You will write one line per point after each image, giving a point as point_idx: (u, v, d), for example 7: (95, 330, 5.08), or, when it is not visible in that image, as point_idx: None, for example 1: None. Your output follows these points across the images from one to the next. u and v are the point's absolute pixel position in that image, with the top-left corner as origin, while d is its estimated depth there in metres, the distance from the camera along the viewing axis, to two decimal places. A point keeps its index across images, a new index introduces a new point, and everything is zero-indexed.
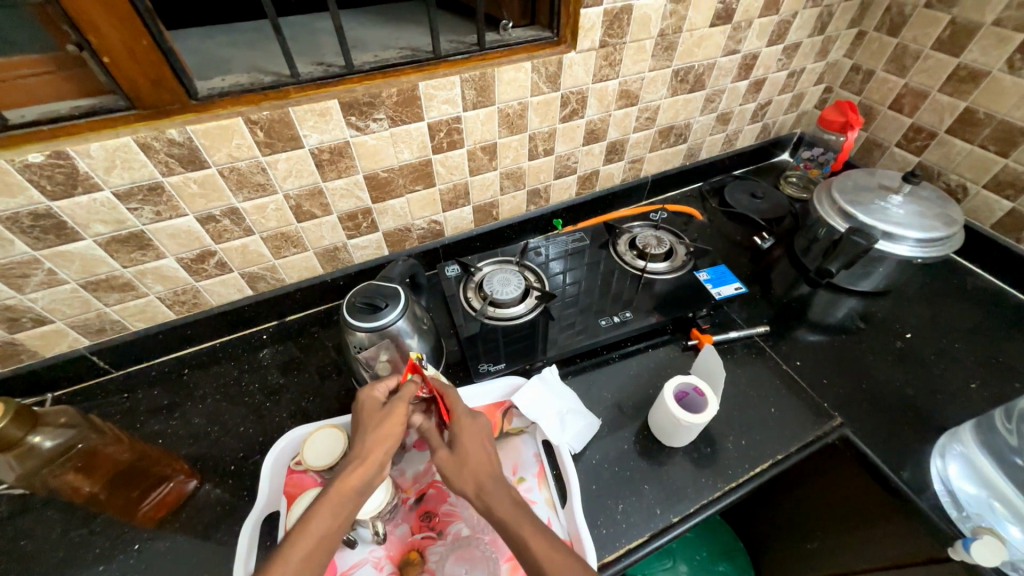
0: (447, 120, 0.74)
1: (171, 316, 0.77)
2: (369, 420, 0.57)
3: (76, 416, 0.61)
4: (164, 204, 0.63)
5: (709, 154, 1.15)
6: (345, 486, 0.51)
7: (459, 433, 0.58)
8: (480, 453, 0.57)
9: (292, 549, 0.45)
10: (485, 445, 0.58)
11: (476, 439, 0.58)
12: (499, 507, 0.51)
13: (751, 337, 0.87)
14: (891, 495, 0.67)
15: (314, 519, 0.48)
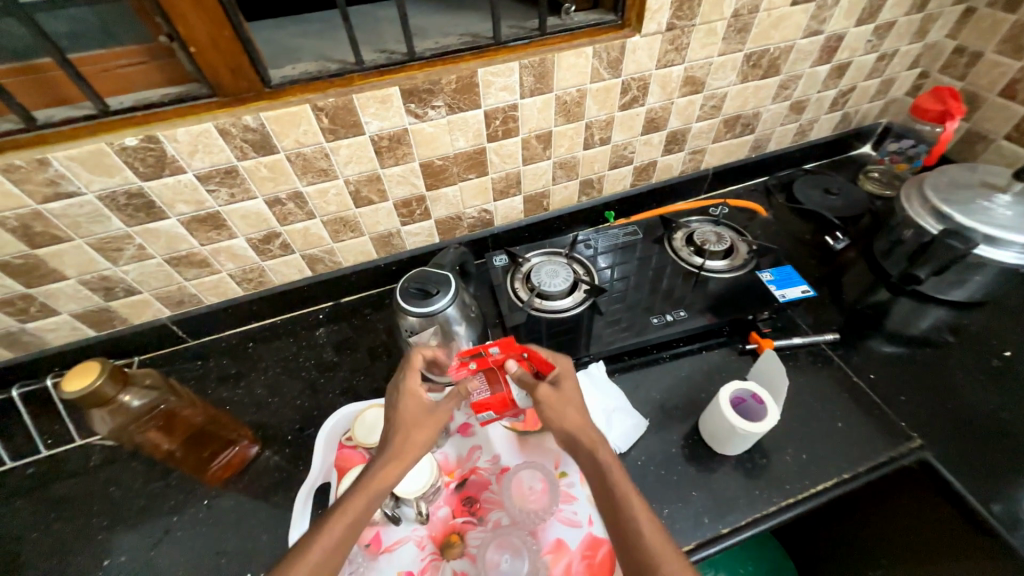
0: (503, 107, 0.73)
1: (240, 293, 0.83)
2: (411, 417, 0.57)
3: (160, 380, 0.67)
4: (237, 186, 0.67)
5: (779, 145, 1.06)
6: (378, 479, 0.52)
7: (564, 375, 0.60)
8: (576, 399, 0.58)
9: (326, 534, 0.47)
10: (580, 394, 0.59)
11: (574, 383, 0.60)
12: (602, 447, 0.54)
13: (818, 344, 0.80)
14: (978, 530, 0.61)
15: (348, 507, 0.49)
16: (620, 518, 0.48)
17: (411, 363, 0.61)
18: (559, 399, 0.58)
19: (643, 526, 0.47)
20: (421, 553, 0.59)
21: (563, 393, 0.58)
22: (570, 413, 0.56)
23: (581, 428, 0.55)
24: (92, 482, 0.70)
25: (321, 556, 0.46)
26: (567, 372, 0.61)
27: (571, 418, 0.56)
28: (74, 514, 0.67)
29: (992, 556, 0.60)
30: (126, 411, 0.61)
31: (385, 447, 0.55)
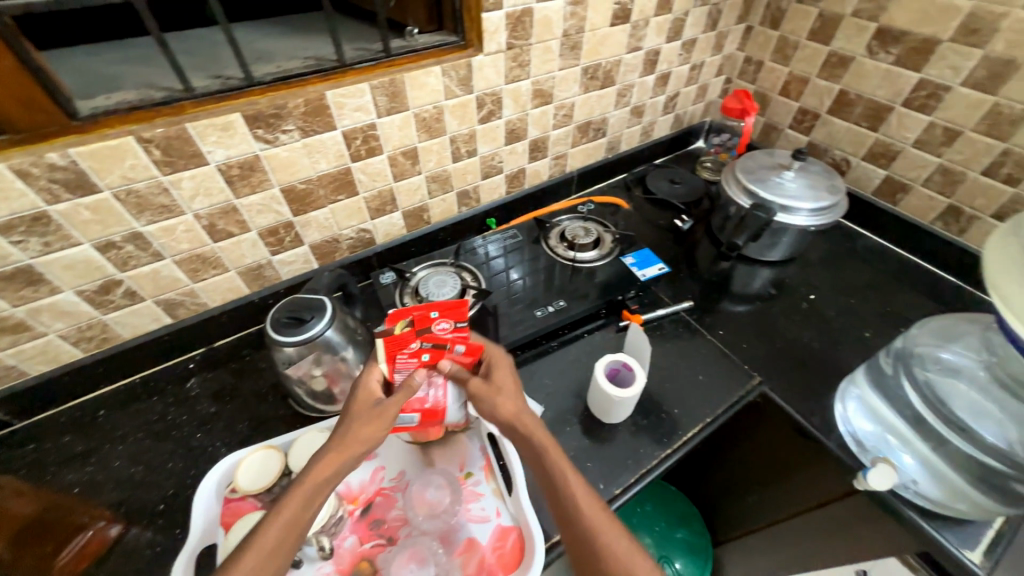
0: (361, 127, 0.74)
1: (79, 355, 0.72)
2: (357, 410, 0.56)
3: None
4: (52, 233, 0.59)
5: (630, 146, 1.21)
6: (318, 478, 0.52)
7: (494, 366, 0.62)
8: (509, 389, 0.61)
9: (260, 539, 0.47)
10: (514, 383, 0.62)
11: (507, 371, 0.62)
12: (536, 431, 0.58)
13: (678, 313, 0.92)
14: (806, 440, 0.74)
15: (285, 507, 0.49)
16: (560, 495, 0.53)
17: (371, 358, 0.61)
18: (496, 390, 0.60)
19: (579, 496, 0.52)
20: None
21: (497, 385, 0.61)
22: (505, 409, 0.59)
23: (516, 415, 0.59)
24: None
25: (254, 564, 0.46)
26: (498, 361, 0.63)
27: (504, 405, 0.59)
28: None
29: (815, 459, 0.74)
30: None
31: (326, 445, 0.54)
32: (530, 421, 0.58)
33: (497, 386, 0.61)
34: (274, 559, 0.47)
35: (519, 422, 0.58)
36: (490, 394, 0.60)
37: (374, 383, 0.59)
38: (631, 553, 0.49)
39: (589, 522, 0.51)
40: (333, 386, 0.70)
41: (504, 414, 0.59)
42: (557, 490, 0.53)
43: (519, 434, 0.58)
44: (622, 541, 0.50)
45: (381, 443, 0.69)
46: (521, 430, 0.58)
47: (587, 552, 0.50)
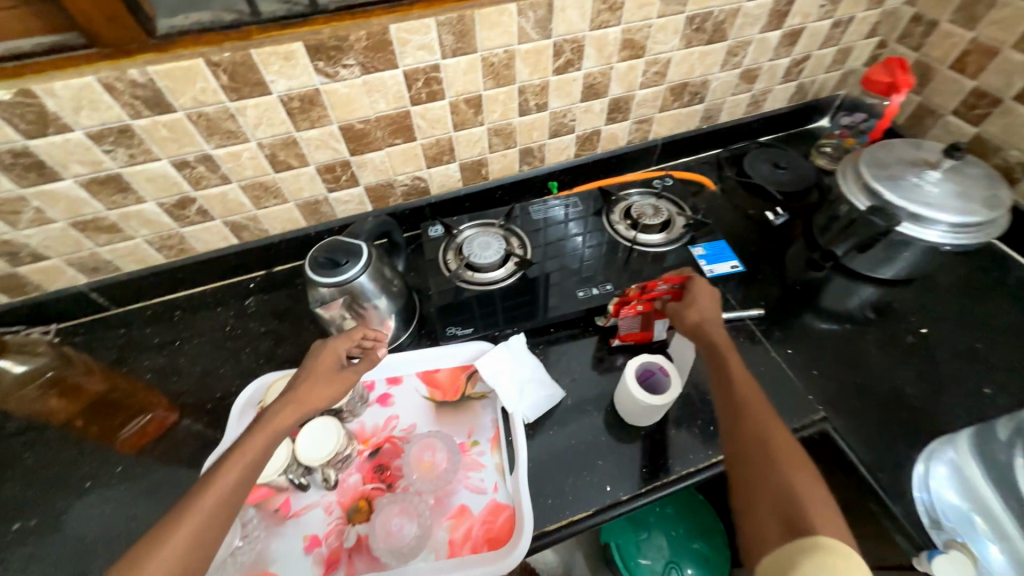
0: (424, 68, 0.69)
1: (161, 260, 0.80)
2: (318, 369, 0.59)
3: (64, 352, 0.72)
4: (136, 147, 0.64)
5: (731, 116, 1.04)
6: (279, 426, 0.53)
7: (693, 286, 0.68)
8: (703, 304, 0.66)
9: (222, 475, 0.47)
10: (711, 302, 0.66)
11: (703, 292, 0.67)
12: (715, 335, 0.62)
13: (744, 320, 0.80)
14: (868, 497, 0.63)
15: (245, 450, 0.50)
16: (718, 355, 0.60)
17: (351, 332, 0.64)
18: (688, 301, 0.67)
19: (732, 362, 0.59)
20: (328, 517, 0.61)
21: (690, 296, 0.68)
22: (697, 312, 0.65)
23: (699, 324, 0.64)
24: (7, 447, 0.69)
25: (217, 501, 0.46)
26: (700, 287, 0.67)
27: (689, 316, 0.65)
28: None
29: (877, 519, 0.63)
30: (6, 375, 0.66)
31: (286, 396, 0.56)
32: (714, 326, 0.64)
33: (693, 296, 0.67)
34: (235, 499, 0.47)
35: (705, 325, 0.63)
36: (682, 305, 0.67)
37: (340, 349, 0.62)
38: (789, 449, 0.49)
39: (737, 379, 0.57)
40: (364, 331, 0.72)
41: (693, 315, 0.65)
42: (716, 357, 0.60)
43: (701, 329, 0.63)
44: (784, 437, 0.50)
45: (400, 393, 0.72)
46: (702, 332, 0.63)
47: (740, 414, 0.53)
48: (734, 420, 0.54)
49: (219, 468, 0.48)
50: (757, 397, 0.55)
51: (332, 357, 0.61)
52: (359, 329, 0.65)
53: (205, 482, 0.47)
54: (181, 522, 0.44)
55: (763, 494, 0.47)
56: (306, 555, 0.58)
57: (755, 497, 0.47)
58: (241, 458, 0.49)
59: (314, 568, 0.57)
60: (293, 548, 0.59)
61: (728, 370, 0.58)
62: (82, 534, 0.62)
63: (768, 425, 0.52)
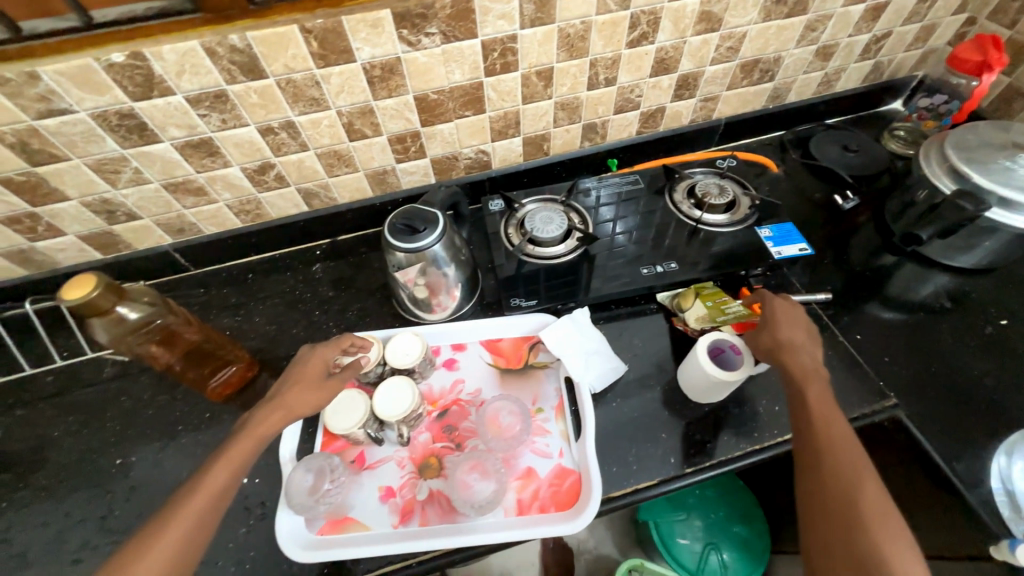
0: (502, 38, 0.69)
1: (238, 224, 0.84)
2: (304, 376, 0.61)
3: (163, 298, 0.63)
4: (228, 112, 0.67)
5: (800, 96, 1.00)
6: (261, 429, 0.56)
7: (772, 305, 0.66)
8: (784, 326, 0.63)
9: (209, 478, 0.51)
10: (794, 325, 0.63)
11: (784, 314, 0.64)
12: (797, 360, 0.59)
13: (809, 304, 0.79)
14: (938, 485, 0.63)
15: (229, 454, 0.53)
16: (797, 386, 0.58)
17: (338, 340, 0.66)
18: (767, 322, 0.64)
19: (811, 392, 0.57)
20: (401, 471, 0.64)
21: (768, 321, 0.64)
22: (780, 333, 0.62)
23: (776, 346, 0.61)
24: (106, 391, 0.76)
25: (205, 503, 0.49)
26: (782, 309, 0.65)
27: (763, 339, 0.63)
28: (91, 418, 0.73)
29: (946, 508, 0.62)
30: (123, 323, 0.56)
31: (269, 402, 0.58)
32: (800, 352, 0.60)
33: (773, 316, 0.64)
34: (224, 495, 0.51)
35: (783, 351, 0.61)
36: (760, 324, 0.65)
37: (326, 357, 0.63)
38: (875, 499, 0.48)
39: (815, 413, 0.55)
40: (432, 298, 0.75)
41: (772, 337, 0.62)
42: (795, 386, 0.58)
43: (779, 356, 0.61)
44: (873, 490, 0.48)
45: (465, 359, 0.74)
46: (780, 358, 0.60)
47: (817, 453, 0.52)
48: (818, 459, 0.52)
49: (205, 472, 0.51)
50: (844, 436, 0.53)
51: (319, 364, 0.63)
52: (346, 335, 0.67)
53: (199, 481, 0.51)
54: (167, 524, 0.47)
55: (848, 549, 0.46)
56: (382, 504, 0.62)
57: (833, 547, 0.47)
58: (224, 461, 0.52)
59: (389, 517, 0.61)
60: (369, 496, 0.62)
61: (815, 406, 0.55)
62: (177, 473, 0.67)
63: (855, 474, 0.49)
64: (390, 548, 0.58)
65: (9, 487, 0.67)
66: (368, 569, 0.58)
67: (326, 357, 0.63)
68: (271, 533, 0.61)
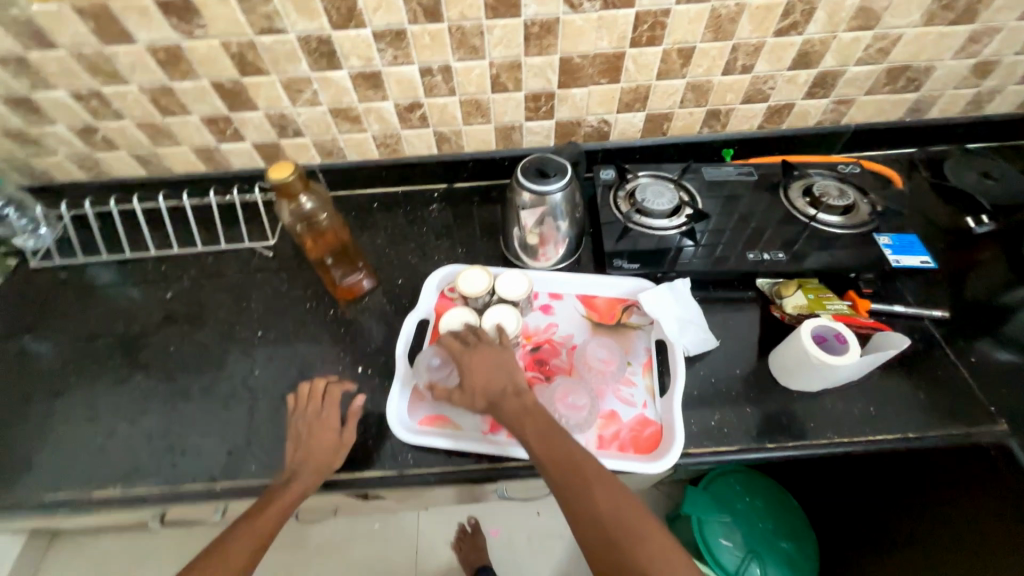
0: (655, 11, 0.74)
1: (376, 155, 0.94)
2: (315, 440, 0.64)
3: (330, 202, 0.78)
4: (402, 49, 0.77)
5: (943, 113, 0.95)
6: (292, 491, 0.60)
7: (467, 364, 0.62)
8: (482, 376, 0.61)
9: (260, 521, 0.58)
10: (489, 369, 0.62)
11: (480, 363, 0.62)
12: (511, 403, 0.59)
13: (920, 319, 0.77)
14: None
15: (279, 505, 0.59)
16: (520, 424, 0.57)
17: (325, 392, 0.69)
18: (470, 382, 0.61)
19: (529, 426, 0.57)
20: None
21: (470, 388, 0.61)
22: (483, 386, 0.60)
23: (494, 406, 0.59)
24: (251, 278, 0.88)
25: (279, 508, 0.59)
26: (473, 363, 0.63)
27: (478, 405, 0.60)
28: (239, 295, 0.86)
29: None
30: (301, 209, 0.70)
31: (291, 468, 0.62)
32: (506, 399, 0.59)
33: (467, 371, 0.62)
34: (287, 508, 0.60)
35: (495, 407, 0.59)
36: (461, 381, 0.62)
37: (323, 418, 0.66)
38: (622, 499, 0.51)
39: (543, 444, 0.55)
40: (542, 247, 0.82)
41: (482, 394, 0.60)
42: (519, 426, 0.57)
43: (499, 413, 0.59)
44: (616, 494, 0.52)
45: (562, 306, 0.80)
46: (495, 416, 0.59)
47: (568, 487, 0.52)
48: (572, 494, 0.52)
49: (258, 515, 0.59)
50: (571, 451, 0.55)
51: (324, 425, 0.65)
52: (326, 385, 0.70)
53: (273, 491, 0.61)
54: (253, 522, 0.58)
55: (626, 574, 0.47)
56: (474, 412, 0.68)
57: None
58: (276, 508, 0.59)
59: (480, 424, 0.67)
60: None
61: (540, 439, 0.56)
62: (303, 353, 0.78)
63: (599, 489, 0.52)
64: (479, 449, 0.65)
65: (177, 334, 0.81)
66: (459, 463, 0.65)
67: (329, 420, 0.66)
68: (379, 416, 0.69)
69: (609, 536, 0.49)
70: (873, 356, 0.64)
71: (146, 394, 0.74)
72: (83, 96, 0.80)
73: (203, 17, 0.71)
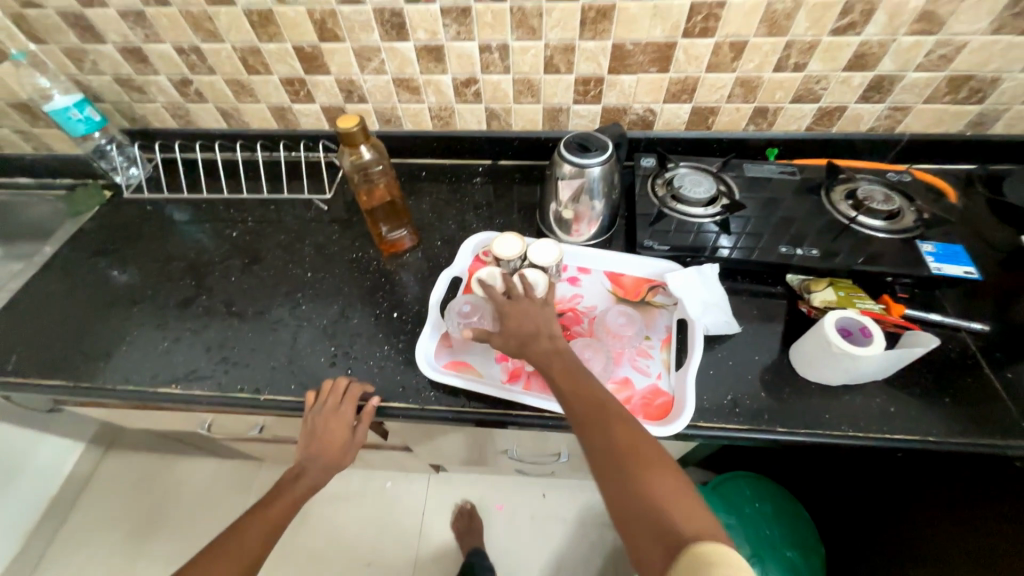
0: (711, 3, 0.76)
1: (430, 126, 1.01)
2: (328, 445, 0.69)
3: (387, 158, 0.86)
4: (465, 26, 0.83)
5: (1008, 129, 0.91)
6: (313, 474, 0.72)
7: (509, 309, 0.66)
8: (523, 320, 0.65)
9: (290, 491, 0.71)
10: (530, 315, 0.66)
11: (521, 308, 0.66)
12: (545, 347, 0.63)
13: (957, 330, 0.75)
14: None
15: (292, 500, 0.70)
16: (550, 368, 0.61)
17: (334, 406, 0.68)
18: (510, 324, 0.65)
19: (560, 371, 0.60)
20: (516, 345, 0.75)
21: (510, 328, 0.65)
22: (519, 328, 0.64)
23: (528, 346, 0.63)
24: (306, 226, 0.97)
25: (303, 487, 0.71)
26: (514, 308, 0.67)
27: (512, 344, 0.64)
28: (295, 240, 0.94)
29: None
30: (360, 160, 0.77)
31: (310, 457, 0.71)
32: (539, 342, 0.63)
33: (509, 314, 0.66)
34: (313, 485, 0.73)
35: (527, 347, 0.63)
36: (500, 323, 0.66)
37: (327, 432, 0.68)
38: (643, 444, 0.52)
39: (571, 387, 0.58)
40: (576, 222, 0.86)
41: (514, 335, 0.64)
42: (550, 369, 0.61)
43: (530, 354, 0.62)
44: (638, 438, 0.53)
45: (589, 280, 0.83)
46: (525, 356, 0.63)
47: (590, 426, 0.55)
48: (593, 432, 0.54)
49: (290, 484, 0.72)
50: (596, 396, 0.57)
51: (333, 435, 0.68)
52: (338, 397, 0.68)
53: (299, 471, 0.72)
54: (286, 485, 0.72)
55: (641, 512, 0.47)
56: (496, 363, 0.73)
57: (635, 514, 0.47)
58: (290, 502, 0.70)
59: (499, 374, 0.72)
60: (487, 354, 0.75)
61: (569, 381, 0.59)
62: (346, 296, 0.85)
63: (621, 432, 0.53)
64: (495, 395, 0.69)
65: (238, 268, 0.90)
66: (475, 406, 0.70)
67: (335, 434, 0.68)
68: (409, 356, 0.75)
69: (627, 473, 0.50)
70: (898, 351, 0.63)
71: (207, 314, 0.83)
72: (185, 50, 0.90)
73: None
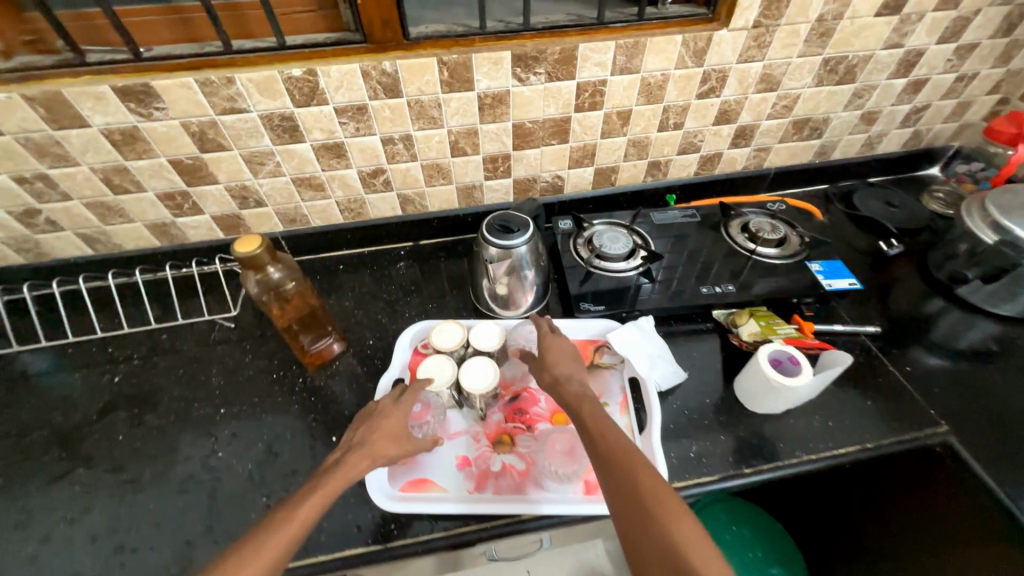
0: (594, 81, 0.83)
1: (340, 220, 0.96)
2: (386, 425, 0.62)
3: (296, 268, 0.78)
4: (363, 122, 0.81)
5: (844, 155, 1.10)
6: (344, 474, 0.55)
7: (550, 341, 0.71)
8: (560, 355, 0.69)
9: (307, 496, 0.52)
10: (569, 353, 0.70)
11: (560, 345, 0.71)
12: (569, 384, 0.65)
13: (858, 334, 0.84)
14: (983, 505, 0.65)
15: (324, 488, 0.53)
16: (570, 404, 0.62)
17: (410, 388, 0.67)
18: (545, 355, 0.69)
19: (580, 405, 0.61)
20: (477, 444, 0.70)
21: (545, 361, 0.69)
22: (554, 366, 0.67)
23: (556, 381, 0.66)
24: (211, 351, 0.84)
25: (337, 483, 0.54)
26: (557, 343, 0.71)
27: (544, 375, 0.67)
28: (198, 371, 0.81)
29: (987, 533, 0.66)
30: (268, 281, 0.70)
31: (354, 445, 0.59)
32: (570, 382, 0.65)
33: (547, 350, 0.70)
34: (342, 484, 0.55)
35: (559, 385, 0.65)
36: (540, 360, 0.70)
37: (390, 414, 0.63)
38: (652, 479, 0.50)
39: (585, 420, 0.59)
40: (510, 297, 0.85)
41: (549, 371, 0.67)
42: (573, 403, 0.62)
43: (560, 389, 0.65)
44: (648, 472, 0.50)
45: None
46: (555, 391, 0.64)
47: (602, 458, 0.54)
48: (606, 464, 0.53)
49: (312, 485, 0.54)
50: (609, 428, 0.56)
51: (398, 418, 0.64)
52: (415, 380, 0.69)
53: (334, 467, 0.56)
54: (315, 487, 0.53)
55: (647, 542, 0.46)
56: (458, 471, 0.67)
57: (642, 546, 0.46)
58: (320, 492, 0.52)
59: (464, 483, 0.66)
60: (446, 464, 0.68)
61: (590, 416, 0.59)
62: (271, 428, 0.74)
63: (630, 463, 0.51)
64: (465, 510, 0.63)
65: (126, 423, 0.74)
66: (445, 527, 0.63)
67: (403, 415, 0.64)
68: (357, 486, 0.66)
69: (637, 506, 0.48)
70: (824, 374, 0.69)
71: (88, 492, 0.67)
72: (27, 179, 0.77)
73: (163, 100, 0.72)
